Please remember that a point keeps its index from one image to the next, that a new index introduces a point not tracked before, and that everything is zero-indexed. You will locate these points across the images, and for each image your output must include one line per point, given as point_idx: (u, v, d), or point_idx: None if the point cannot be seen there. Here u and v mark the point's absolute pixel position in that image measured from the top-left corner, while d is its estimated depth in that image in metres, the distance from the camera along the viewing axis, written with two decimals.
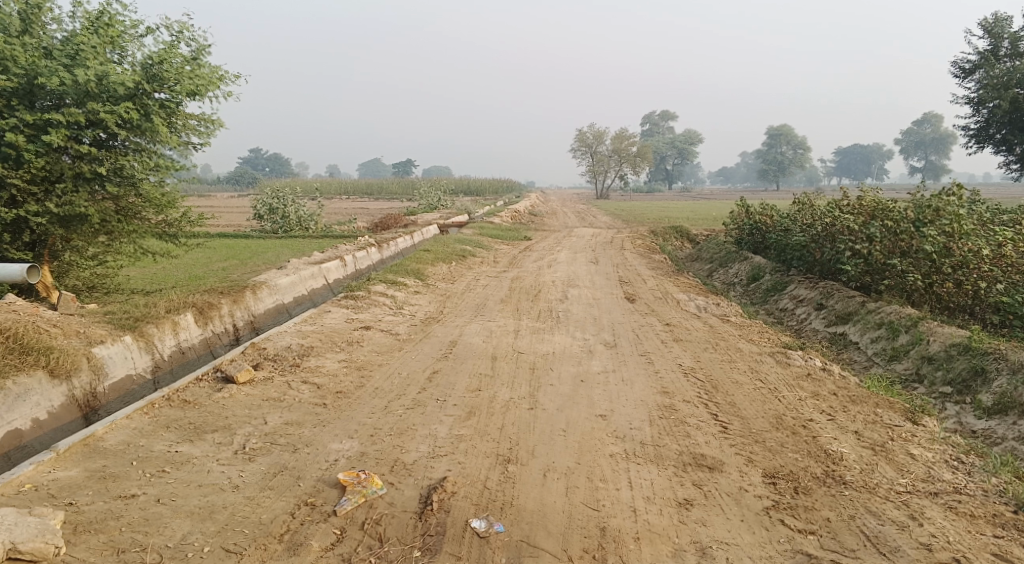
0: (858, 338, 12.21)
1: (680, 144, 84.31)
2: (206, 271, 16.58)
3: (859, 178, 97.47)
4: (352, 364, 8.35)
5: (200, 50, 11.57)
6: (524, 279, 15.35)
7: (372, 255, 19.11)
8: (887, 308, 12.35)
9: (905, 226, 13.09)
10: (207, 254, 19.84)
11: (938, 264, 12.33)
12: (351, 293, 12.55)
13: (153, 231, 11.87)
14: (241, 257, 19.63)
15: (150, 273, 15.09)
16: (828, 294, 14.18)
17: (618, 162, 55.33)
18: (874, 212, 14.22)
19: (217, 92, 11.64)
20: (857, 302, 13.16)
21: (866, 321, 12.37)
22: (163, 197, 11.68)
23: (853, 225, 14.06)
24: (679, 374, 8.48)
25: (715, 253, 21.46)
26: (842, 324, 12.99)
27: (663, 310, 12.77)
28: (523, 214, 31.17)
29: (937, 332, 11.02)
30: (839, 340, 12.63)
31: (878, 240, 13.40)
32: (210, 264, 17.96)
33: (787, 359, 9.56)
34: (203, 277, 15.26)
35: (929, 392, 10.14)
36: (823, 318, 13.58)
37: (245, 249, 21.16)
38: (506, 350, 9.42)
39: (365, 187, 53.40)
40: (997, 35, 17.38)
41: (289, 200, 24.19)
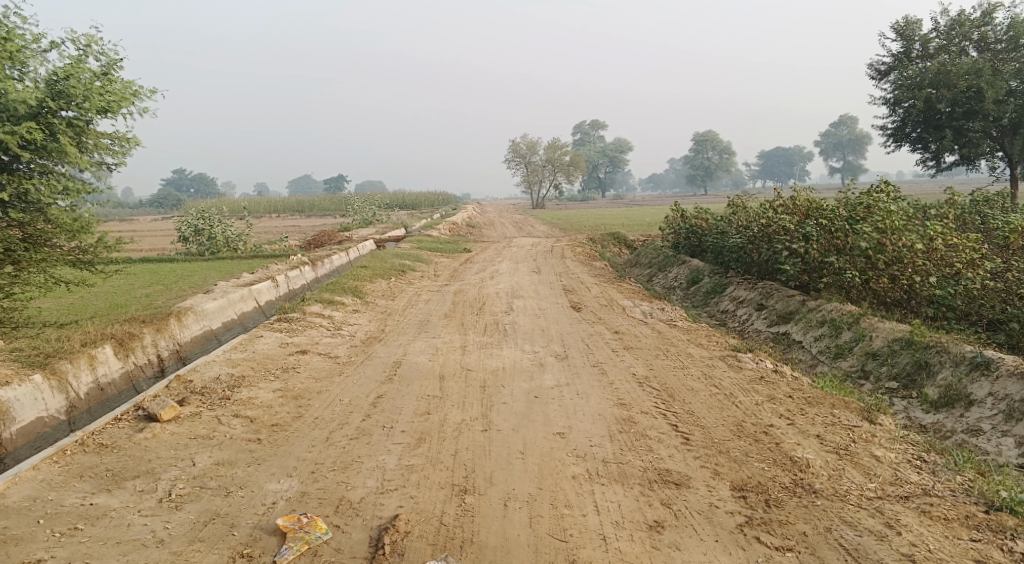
0: (802, 336, 12.16)
1: (609, 152, 85.07)
2: (130, 298, 15.74)
3: (783, 179, 99.89)
4: (289, 392, 7.82)
5: (114, 64, 10.83)
6: (466, 292, 14.94)
7: (306, 273, 18.44)
8: (828, 305, 12.33)
9: (840, 224, 13.13)
10: (130, 280, 18.87)
11: (874, 260, 12.34)
12: (285, 315, 11.96)
13: (65, 260, 11.04)
14: (167, 282, 18.71)
15: (67, 304, 14.20)
16: (768, 294, 14.14)
17: (550, 172, 55.39)
18: (808, 211, 14.26)
19: (134, 108, 10.89)
20: (797, 301, 13.12)
21: (808, 319, 12.33)
22: (76, 222, 10.89)
23: (790, 224, 14.08)
24: (633, 384, 8.19)
25: (654, 257, 21.39)
26: (784, 323, 12.94)
27: (609, 317, 12.52)
28: (459, 226, 30.72)
29: (879, 327, 11.00)
30: (783, 340, 12.56)
31: (814, 239, 13.39)
32: (134, 291, 17.08)
33: (740, 363, 9.38)
34: (126, 305, 14.44)
35: (876, 388, 10.08)
36: (765, 318, 13.52)
37: (172, 273, 20.24)
38: (453, 368, 9.00)
39: (296, 205, 52.17)
40: (909, 37, 17.79)
41: (216, 220, 23.25)
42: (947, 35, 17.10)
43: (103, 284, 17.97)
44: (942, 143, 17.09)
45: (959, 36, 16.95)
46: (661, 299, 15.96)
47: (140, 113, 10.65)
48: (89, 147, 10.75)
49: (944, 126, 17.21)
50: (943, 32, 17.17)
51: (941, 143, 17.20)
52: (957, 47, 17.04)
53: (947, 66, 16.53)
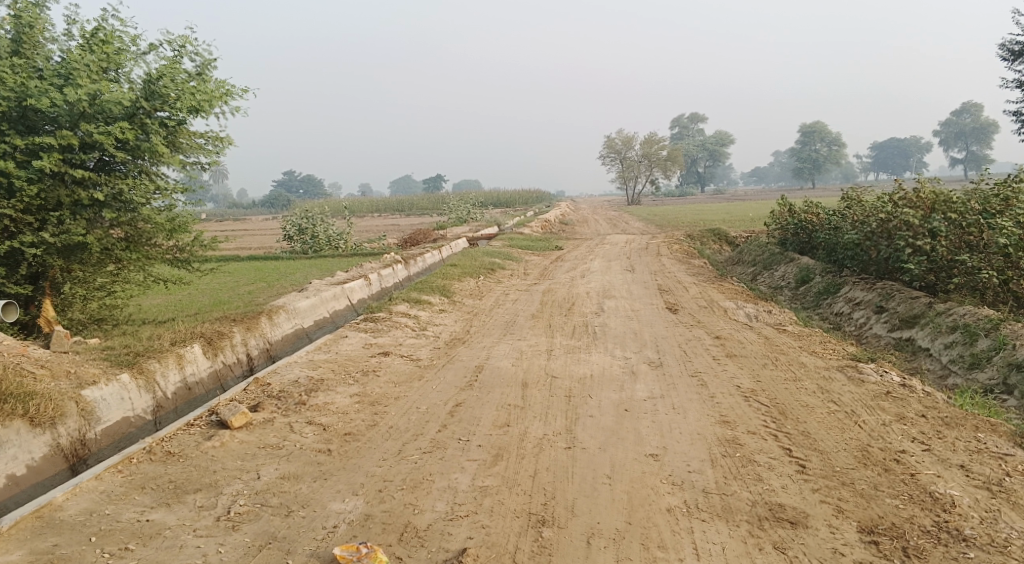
0: (929, 343, 11.00)
1: (711, 147, 82.69)
2: (231, 295, 15.89)
3: (897, 173, 94.83)
4: (365, 397, 7.44)
5: (205, 64, 10.73)
6: (557, 291, 14.36)
7: (398, 272, 18.23)
8: (959, 309, 11.11)
9: (974, 219, 11.86)
10: (232, 278, 19.14)
11: (1015, 259, 11.12)
12: (372, 314, 11.67)
13: (163, 257, 10.99)
14: (268, 279, 18.89)
15: (171, 301, 14.41)
16: (888, 295, 12.96)
17: (649, 167, 54.11)
18: (934, 204, 13.03)
19: (226, 106, 10.80)
20: (923, 303, 11.94)
21: (936, 324, 11.14)
22: (172, 222, 10.83)
23: (915, 218, 12.80)
24: (737, 398, 7.44)
25: (758, 255, 20.27)
26: (908, 327, 11.75)
27: (710, 320, 11.67)
28: (553, 223, 30.18)
29: (1023, 335, 9.84)
30: (908, 346, 11.40)
31: (944, 235, 12.17)
32: (235, 288, 17.27)
33: (861, 376, 8.55)
34: (227, 302, 14.52)
35: (1021, 404, 9.07)
36: (885, 322, 12.33)
37: (272, 271, 20.45)
38: (538, 374, 8.44)
39: (396, 203, 52.73)
40: None
41: (317, 219, 23.44)
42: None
43: (206, 281, 18.26)
44: None
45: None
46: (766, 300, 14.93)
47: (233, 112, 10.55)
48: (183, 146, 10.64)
49: None
50: None
51: None
52: None
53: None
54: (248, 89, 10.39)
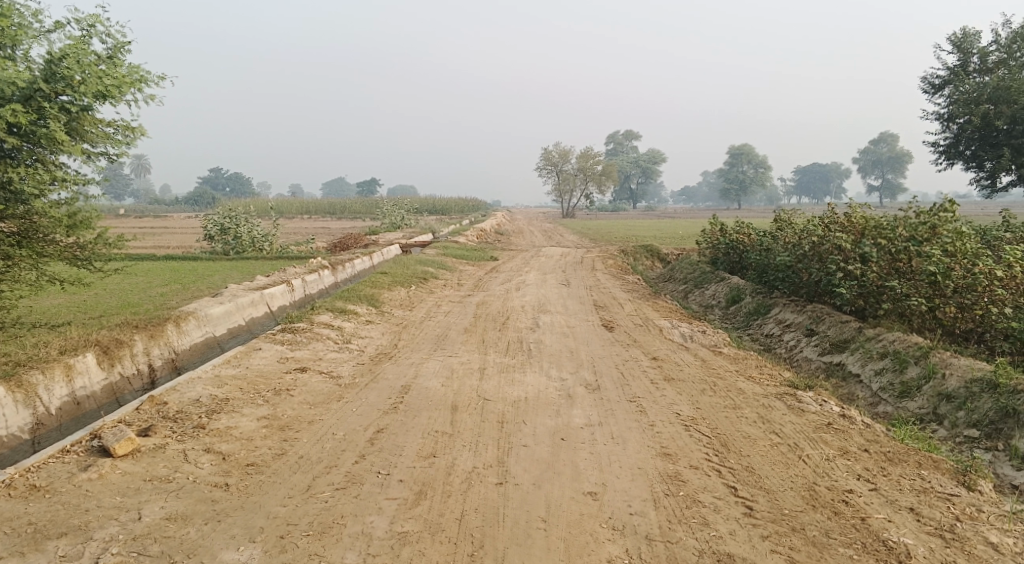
0: (859, 369, 10.82)
1: (643, 164, 83.60)
2: (143, 297, 14.87)
3: (819, 197, 97.59)
4: (273, 421, 6.72)
5: (118, 46, 9.72)
6: (489, 304, 13.82)
7: (324, 279, 17.41)
8: (889, 334, 10.95)
9: (902, 246, 11.76)
10: (146, 279, 18.00)
11: (943, 287, 11.02)
12: (290, 324, 10.89)
13: (62, 255, 9.93)
14: (185, 281, 17.81)
15: (74, 302, 13.32)
16: (819, 318, 12.81)
17: (582, 181, 54.12)
18: (865, 229, 12.93)
19: (139, 94, 9.80)
20: (853, 328, 11.78)
21: (867, 349, 10.98)
22: (73, 216, 9.79)
23: (847, 243, 12.66)
24: (678, 428, 6.99)
25: (690, 272, 20.11)
26: (838, 352, 11.58)
27: (646, 340, 11.27)
28: (488, 233, 29.64)
29: (952, 364, 9.69)
30: (837, 371, 11.22)
31: (874, 260, 12.02)
32: (148, 289, 16.22)
33: (801, 405, 8.19)
34: (139, 305, 13.53)
35: (951, 435, 8.87)
36: (816, 345, 12.15)
37: (192, 272, 19.39)
38: (467, 396, 7.84)
39: (327, 206, 51.42)
40: (966, 50, 16.34)
41: (242, 219, 22.36)
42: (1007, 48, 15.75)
43: (116, 282, 17.08)
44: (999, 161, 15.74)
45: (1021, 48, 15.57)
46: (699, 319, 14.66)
47: (147, 101, 9.59)
48: (87, 135, 9.60)
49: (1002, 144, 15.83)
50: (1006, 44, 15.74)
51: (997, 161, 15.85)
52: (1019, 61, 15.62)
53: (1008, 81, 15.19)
54: (164, 76, 9.42)
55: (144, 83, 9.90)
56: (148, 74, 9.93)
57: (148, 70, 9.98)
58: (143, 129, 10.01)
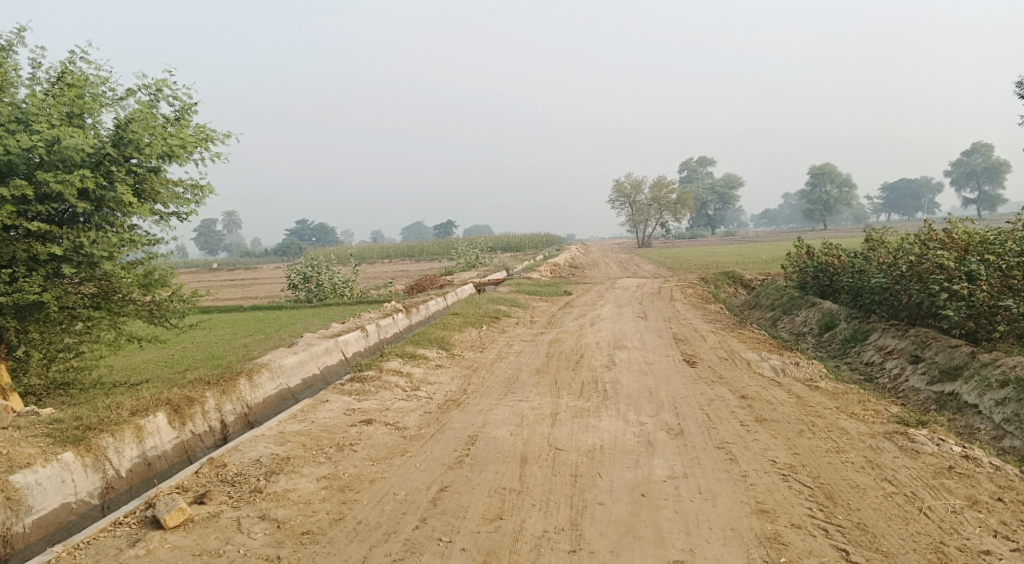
0: (976, 399, 9.79)
1: (721, 189, 81.89)
2: (226, 348, 14.91)
3: (909, 213, 93.64)
4: (333, 482, 6.34)
5: (185, 106, 9.52)
6: (564, 341, 13.26)
7: (398, 322, 17.17)
8: (1007, 359, 9.88)
9: (1014, 261, 10.78)
10: (227, 330, 18.13)
11: None
12: (359, 373, 10.59)
13: (140, 315, 9.62)
14: (266, 330, 17.86)
15: (162, 356, 13.40)
16: (924, 343, 11.74)
17: (657, 210, 53.20)
18: (970, 245, 11.88)
19: (208, 152, 9.58)
20: (964, 352, 10.71)
21: (983, 377, 9.92)
22: (148, 275, 9.50)
23: (949, 260, 11.62)
24: (774, 478, 6.29)
25: (776, 299, 19.11)
26: (951, 380, 10.52)
27: (733, 375, 10.50)
28: (563, 268, 29.13)
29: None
30: (952, 402, 10.19)
31: (983, 278, 10.99)
32: (229, 340, 16.29)
33: (914, 445, 7.35)
34: (220, 356, 13.50)
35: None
36: (923, 373, 11.09)
37: (272, 321, 19.47)
38: (540, 446, 7.30)
39: (407, 249, 51.90)
40: None
41: (323, 267, 22.44)
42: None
43: (200, 335, 17.24)
44: None
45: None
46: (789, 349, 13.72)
47: (216, 159, 9.38)
48: (158, 196, 9.39)
49: None
50: None
51: None
52: None
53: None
54: (230, 134, 9.17)
55: (212, 142, 9.69)
56: (215, 132, 9.73)
57: (216, 128, 9.76)
58: (211, 186, 9.79)
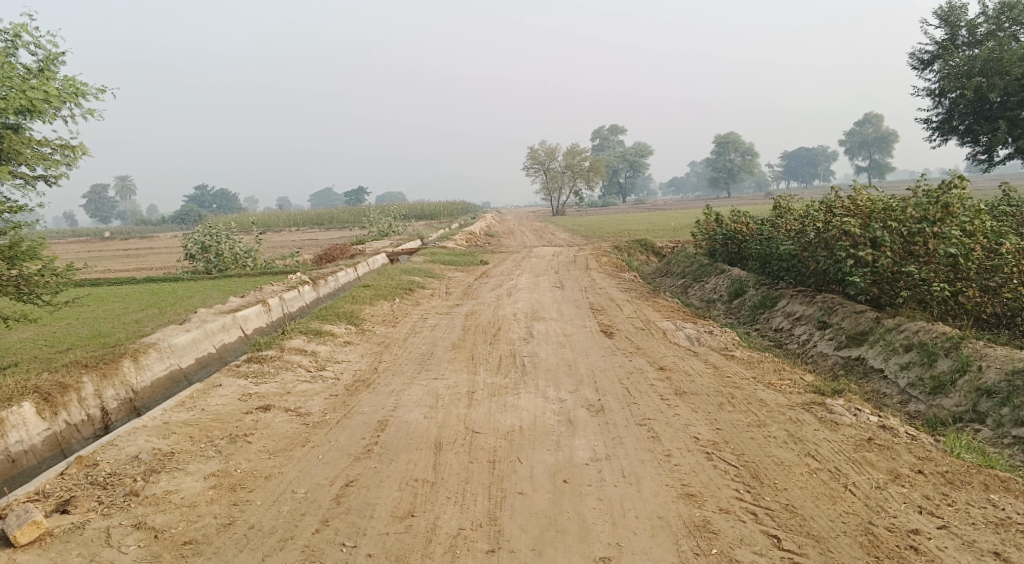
0: (881, 363, 9.84)
1: (630, 157, 82.67)
2: (115, 324, 13.81)
3: (807, 180, 96.84)
4: (223, 479, 5.73)
5: (49, 56, 8.48)
6: (478, 313, 12.80)
7: (303, 295, 16.31)
8: (912, 324, 9.92)
9: (915, 226, 10.68)
10: (119, 304, 16.88)
11: (964, 269, 10.08)
12: (258, 353, 9.85)
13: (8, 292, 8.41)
14: (162, 304, 16.69)
15: (43, 335, 12.28)
16: (830, 308, 11.73)
17: (569, 177, 53.12)
18: (874, 212, 11.68)
19: (78, 108, 8.59)
20: (870, 317, 10.73)
21: (888, 342, 9.95)
22: (15, 247, 8.33)
23: (854, 227, 11.46)
24: (699, 457, 6.02)
25: (687, 266, 19.11)
26: (857, 345, 10.54)
27: (651, 346, 10.27)
28: (477, 236, 28.61)
29: (986, 354, 8.80)
30: (857, 367, 10.21)
31: (887, 244, 10.93)
32: (120, 316, 15.14)
33: (832, 415, 7.23)
34: (107, 334, 12.43)
35: (997, 436, 8.01)
36: (830, 339, 11.09)
37: (169, 294, 18.29)
38: (454, 429, 6.83)
39: (315, 217, 50.24)
40: (954, 22, 15.43)
41: (224, 236, 21.16)
42: (996, 20, 14.89)
43: (88, 310, 15.96)
44: (996, 136, 14.78)
45: (1011, 19, 14.71)
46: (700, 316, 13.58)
47: (86, 115, 8.53)
48: (22, 156, 8.26)
49: (997, 118, 14.94)
50: (995, 14, 14.87)
51: (993, 136, 14.91)
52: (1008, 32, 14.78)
53: (999, 52, 14.34)
54: (104, 87, 8.14)
55: (82, 96, 8.72)
56: (85, 86, 8.74)
57: (85, 82, 8.80)
58: (84, 146, 8.84)
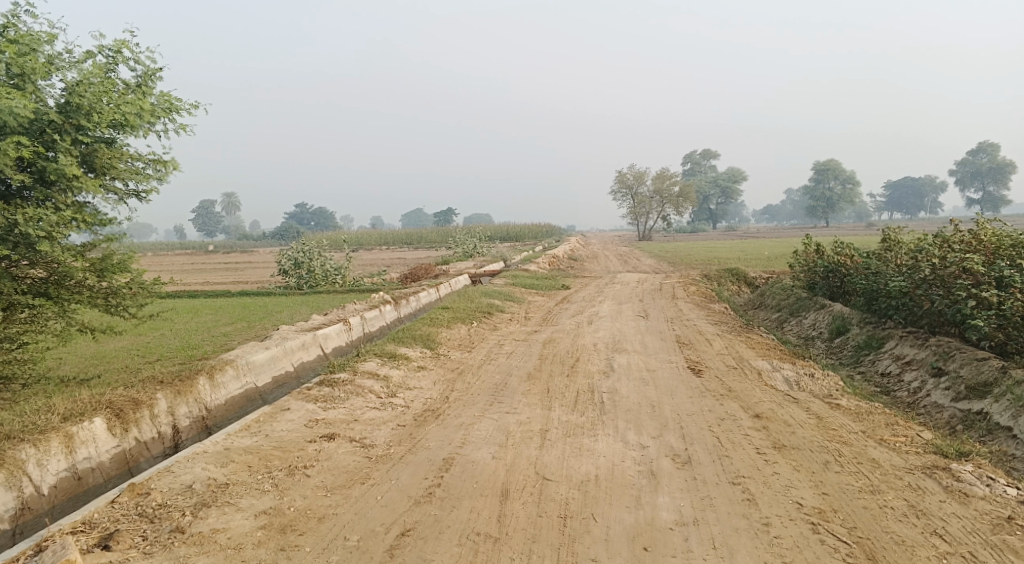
0: (1010, 421, 8.60)
1: (724, 184, 80.74)
2: (202, 336, 13.82)
3: (911, 213, 92.51)
4: (273, 521, 5.34)
5: (147, 72, 8.26)
6: (559, 342, 12.20)
7: (384, 314, 16.01)
8: None
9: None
10: (212, 316, 17.02)
11: None
12: (329, 376, 9.51)
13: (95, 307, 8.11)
14: (249, 318, 16.72)
15: (135, 344, 12.31)
16: (947, 353, 10.27)
17: (661, 203, 52.05)
18: (1002, 250, 10.51)
19: (172, 125, 8.35)
20: (996, 368, 9.36)
21: (1018, 396, 8.72)
22: (104, 261, 8.04)
23: (978, 264, 10.30)
24: (803, 529, 5.31)
25: (783, 299, 18.04)
26: (979, 398, 9.24)
27: (744, 387, 9.44)
28: (563, 260, 28.05)
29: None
30: (980, 423, 8.93)
31: (1018, 286, 9.77)
32: (209, 328, 15.20)
33: (960, 484, 6.36)
34: (193, 346, 12.38)
35: None
36: (947, 389, 9.73)
37: (257, 308, 18.37)
38: (524, 474, 6.24)
39: (405, 236, 50.69)
40: None
41: (315, 252, 21.21)
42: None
43: (179, 321, 16.12)
44: None
45: None
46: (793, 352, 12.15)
47: (179, 132, 8.32)
48: (115, 170, 8.01)
49: None
50: None
51: None
52: None
53: None
54: (199, 104, 7.91)
55: (176, 113, 8.49)
56: (178, 103, 8.51)
57: (179, 98, 8.57)
58: (175, 162, 8.65)
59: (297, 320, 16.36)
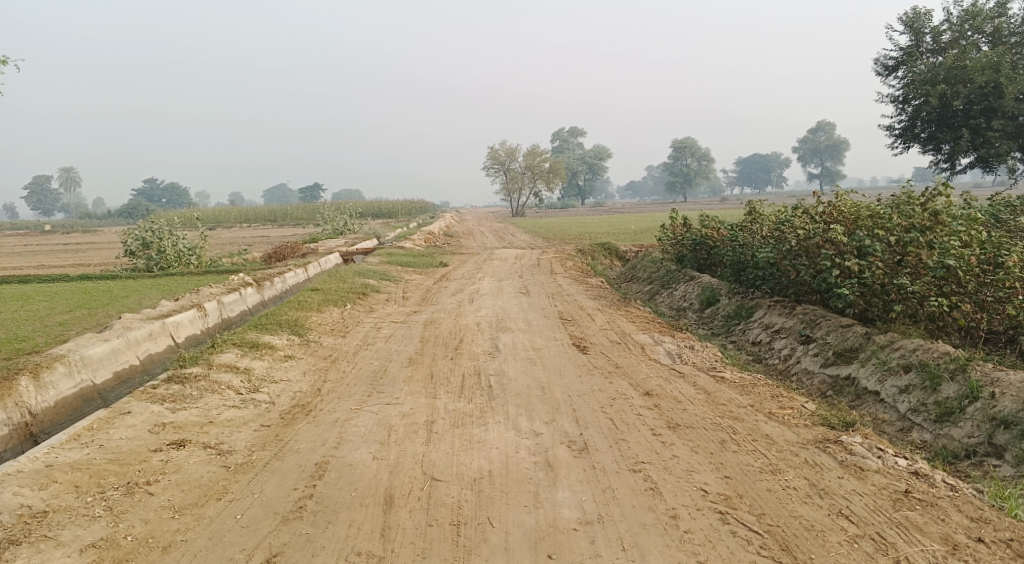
0: (875, 385, 8.07)
1: (590, 160, 82.01)
2: (35, 327, 12.22)
3: (761, 187, 97.30)
4: (104, 557, 4.68)
5: None
6: (438, 322, 11.55)
7: (244, 299, 14.76)
8: (909, 341, 8.16)
9: (906, 235, 8.85)
10: (47, 304, 15.20)
11: (963, 277, 8.29)
12: (179, 371, 8.43)
13: None
14: (92, 304, 15.04)
15: None
16: (814, 320, 9.77)
17: (531, 179, 52.08)
18: (860, 219, 9.70)
19: None
20: (859, 332, 8.86)
21: (883, 360, 8.19)
22: None
23: (840, 234, 9.47)
24: (712, 522, 5.05)
25: (654, 272, 18.05)
26: (845, 363, 8.69)
27: (631, 364, 9.13)
28: (437, 236, 27.27)
29: (999, 379, 7.18)
30: (848, 389, 8.38)
31: (875, 253, 8.99)
32: (43, 317, 13.51)
33: (852, 454, 6.08)
34: (21, 338, 10.86)
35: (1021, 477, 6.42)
36: (815, 356, 9.17)
37: (102, 293, 16.61)
38: (409, 475, 5.59)
39: (268, 213, 48.22)
40: (918, 29, 14.45)
41: (166, 231, 19.43)
42: (958, 27, 13.90)
43: (8, 310, 14.24)
44: (957, 144, 13.87)
45: (974, 27, 13.75)
46: (661, 324, 11.48)
47: None
48: None
49: (960, 125, 13.98)
50: (960, 20, 13.89)
51: (955, 145, 13.99)
52: (970, 41, 13.85)
53: (963, 59, 13.40)
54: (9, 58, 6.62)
55: None
56: None
57: None
58: None
59: (148, 305, 14.86)
